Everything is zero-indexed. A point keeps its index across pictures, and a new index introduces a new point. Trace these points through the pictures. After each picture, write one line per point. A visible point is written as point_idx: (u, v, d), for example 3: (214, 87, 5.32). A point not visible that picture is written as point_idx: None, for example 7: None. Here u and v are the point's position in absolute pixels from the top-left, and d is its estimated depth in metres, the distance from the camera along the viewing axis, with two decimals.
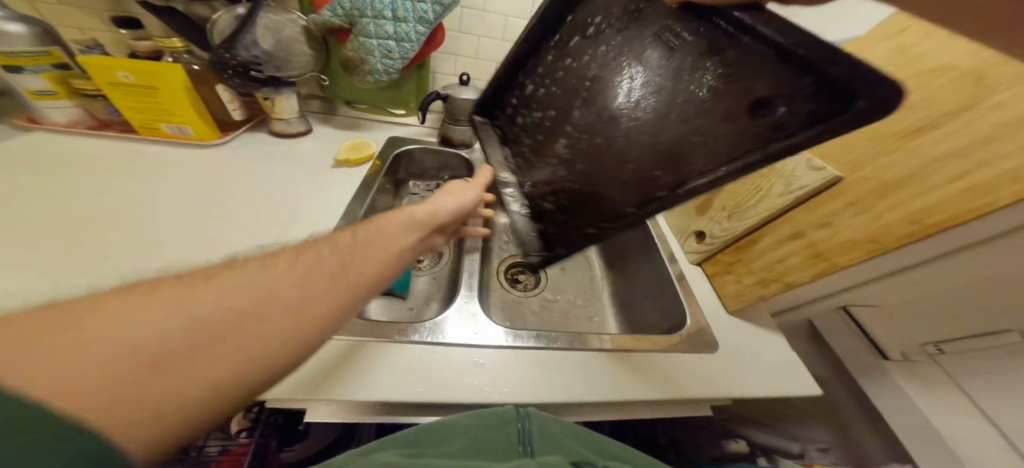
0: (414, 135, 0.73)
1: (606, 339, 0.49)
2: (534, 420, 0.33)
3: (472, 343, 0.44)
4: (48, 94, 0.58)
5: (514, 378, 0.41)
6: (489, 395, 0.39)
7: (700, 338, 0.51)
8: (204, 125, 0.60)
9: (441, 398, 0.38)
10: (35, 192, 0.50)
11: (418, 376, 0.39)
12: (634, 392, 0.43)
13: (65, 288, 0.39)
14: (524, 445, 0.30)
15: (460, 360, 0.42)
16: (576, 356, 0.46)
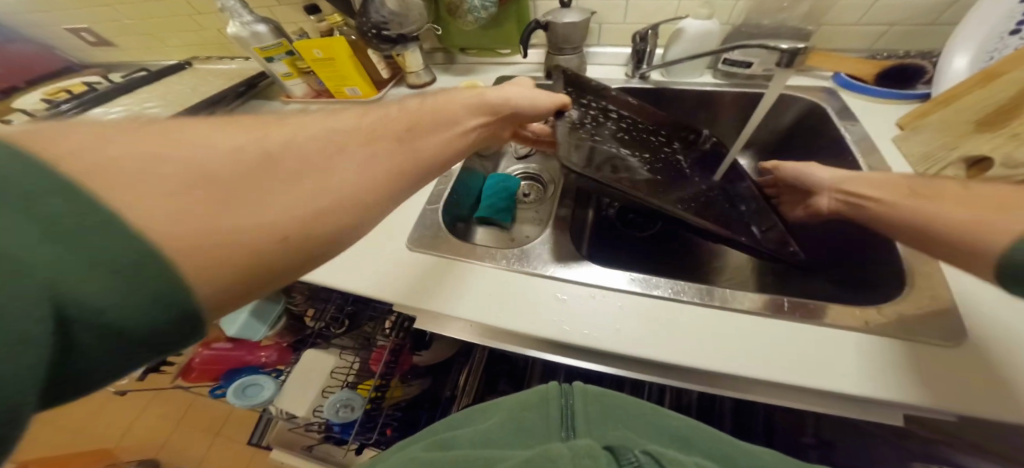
0: (518, 73, 0.72)
1: (751, 299, 0.41)
2: (578, 395, 0.35)
3: (594, 282, 0.44)
4: (288, 75, 0.85)
5: (632, 322, 0.41)
6: (606, 337, 0.40)
7: (933, 320, 0.37)
8: (366, 85, 0.76)
9: (562, 334, 0.40)
10: None
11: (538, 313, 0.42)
12: (784, 373, 0.36)
13: None
14: (564, 427, 0.32)
15: (563, 294, 0.44)
16: (720, 315, 0.40)
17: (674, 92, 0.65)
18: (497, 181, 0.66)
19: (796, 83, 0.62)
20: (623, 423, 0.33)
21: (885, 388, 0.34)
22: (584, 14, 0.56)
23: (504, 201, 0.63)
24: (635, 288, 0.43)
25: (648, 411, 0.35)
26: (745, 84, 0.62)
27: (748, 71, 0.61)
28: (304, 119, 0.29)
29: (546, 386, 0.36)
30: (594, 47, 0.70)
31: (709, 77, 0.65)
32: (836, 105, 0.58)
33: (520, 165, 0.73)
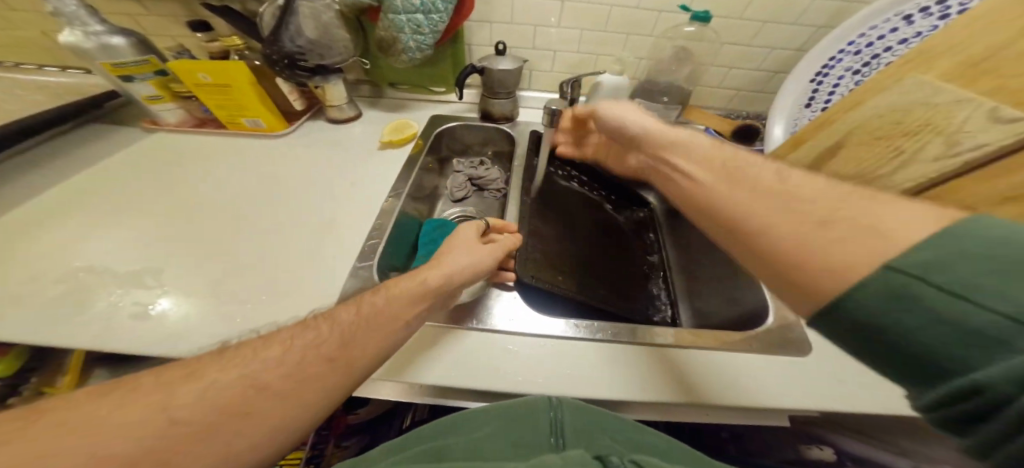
0: (453, 112, 0.72)
1: (665, 332, 0.42)
2: (566, 409, 0.34)
3: (523, 331, 0.42)
4: (158, 99, 0.69)
5: (568, 367, 0.39)
6: (535, 385, 0.38)
7: (786, 336, 0.42)
8: (272, 117, 0.66)
9: (480, 387, 0.37)
10: (157, 181, 0.61)
11: (479, 367, 0.39)
12: (695, 397, 0.37)
13: (180, 262, 0.48)
14: (556, 436, 0.31)
15: (496, 344, 0.41)
16: (637, 352, 0.41)
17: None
18: (435, 226, 0.62)
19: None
20: (608, 432, 0.32)
21: (765, 396, 0.37)
22: (518, 63, 0.59)
23: None
24: (569, 336, 0.42)
25: (596, 417, 0.34)
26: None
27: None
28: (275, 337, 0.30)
29: (534, 398, 0.35)
30: (525, 91, 0.74)
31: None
32: None
33: (457, 208, 0.70)
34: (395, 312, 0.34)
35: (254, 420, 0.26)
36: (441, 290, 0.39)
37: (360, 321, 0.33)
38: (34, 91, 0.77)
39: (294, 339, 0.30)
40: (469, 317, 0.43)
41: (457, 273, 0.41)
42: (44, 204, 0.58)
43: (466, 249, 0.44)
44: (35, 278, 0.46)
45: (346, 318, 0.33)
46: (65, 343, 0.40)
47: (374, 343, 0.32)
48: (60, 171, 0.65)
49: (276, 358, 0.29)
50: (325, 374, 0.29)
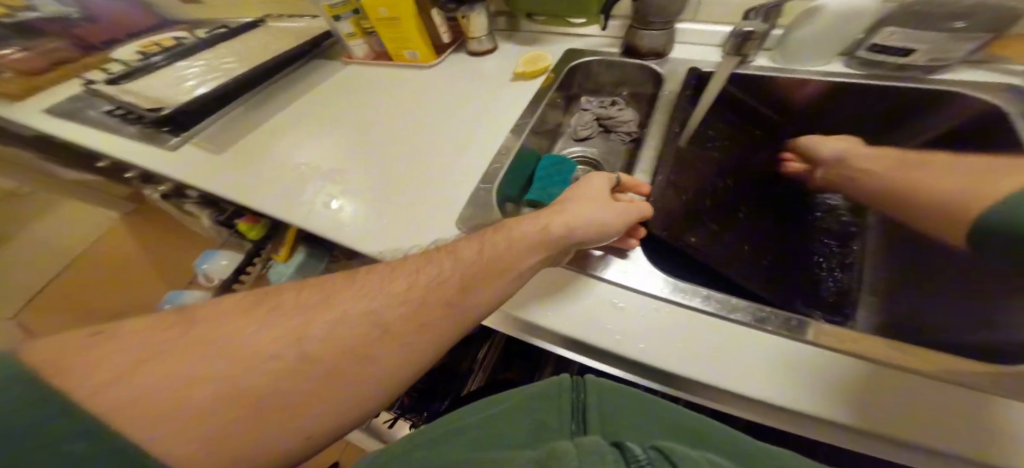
0: (590, 47, 0.65)
1: (814, 329, 0.32)
2: (591, 390, 0.33)
3: (625, 283, 0.39)
4: (352, 35, 0.84)
5: (677, 335, 0.34)
6: (638, 350, 0.34)
7: None
8: (425, 48, 0.73)
9: (580, 335, 0.36)
10: (348, 104, 0.77)
11: (579, 316, 0.37)
12: (868, 422, 0.27)
13: (356, 166, 0.61)
14: (575, 419, 0.30)
15: (601, 297, 0.38)
16: (771, 344, 0.32)
17: (786, 81, 0.56)
18: (554, 163, 0.61)
19: (949, 77, 0.49)
20: (641, 419, 0.29)
21: (1010, 455, 0.24)
22: None
23: (559, 186, 0.57)
24: (674, 298, 0.36)
25: (679, 415, 0.30)
26: (885, 77, 0.51)
27: (901, 60, 0.49)
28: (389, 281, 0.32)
29: (561, 377, 0.36)
30: (684, 23, 0.61)
31: (840, 65, 0.55)
32: (1020, 109, 0.44)
33: (578, 147, 0.67)
34: (516, 265, 0.34)
35: (380, 357, 0.28)
36: (558, 243, 0.37)
37: (481, 261, 0.34)
38: (283, 34, 1.05)
39: (420, 276, 0.33)
40: (582, 265, 0.41)
41: (581, 234, 0.37)
42: (284, 115, 0.81)
43: (600, 204, 0.40)
44: (279, 166, 0.66)
45: (469, 256, 0.34)
46: (286, 215, 0.56)
47: (485, 296, 0.33)
48: (296, 94, 0.88)
49: (398, 293, 0.31)
50: (437, 321, 0.31)
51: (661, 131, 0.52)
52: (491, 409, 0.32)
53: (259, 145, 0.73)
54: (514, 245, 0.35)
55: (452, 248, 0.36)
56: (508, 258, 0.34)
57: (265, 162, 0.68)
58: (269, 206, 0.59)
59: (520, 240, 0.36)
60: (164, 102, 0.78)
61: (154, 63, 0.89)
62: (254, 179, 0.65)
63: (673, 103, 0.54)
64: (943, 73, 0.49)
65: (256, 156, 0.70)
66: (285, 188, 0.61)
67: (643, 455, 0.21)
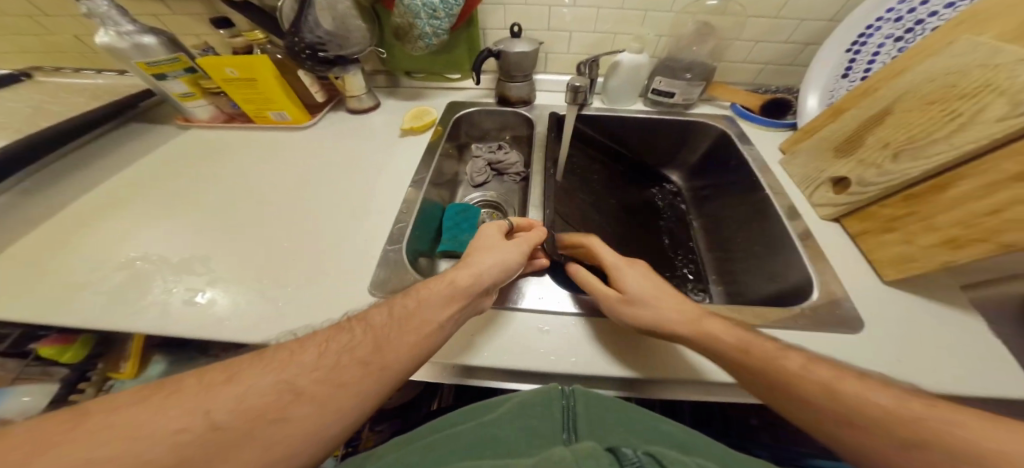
0: (471, 99, 0.71)
1: None
2: (580, 397, 0.36)
3: (547, 309, 0.44)
4: (190, 95, 0.72)
5: (593, 342, 0.41)
6: (567, 364, 0.39)
7: (832, 312, 0.41)
8: (295, 109, 0.68)
9: (519, 366, 0.39)
10: (196, 179, 0.65)
11: (513, 349, 0.40)
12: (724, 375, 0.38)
13: (225, 251, 0.52)
14: (566, 429, 0.32)
15: (527, 324, 0.43)
16: (660, 330, 0.42)
17: (614, 118, 0.71)
18: (458, 211, 0.64)
19: (697, 111, 0.71)
20: (620, 424, 0.34)
21: None
22: (534, 45, 0.58)
23: (468, 233, 0.61)
24: (587, 312, 0.43)
25: (628, 408, 0.37)
26: (670, 112, 0.71)
27: (670, 101, 0.69)
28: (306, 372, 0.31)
29: (549, 387, 0.37)
30: (541, 74, 0.73)
31: (640, 105, 0.73)
32: (735, 130, 0.67)
33: (478, 193, 0.72)
34: (431, 316, 0.36)
35: (293, 427, 0.27)
36: (472, 290, 0.39)
37: (396, 323, 0.35)
38: (73, 93, 0.81)
39: (330, 342, 0.32)
40: (498, 300, 0.44)
41: (487, 274, 0.41)
42: (96, 197, 0.63)
43: (502, 247, 0.44)
44: (102, 266, 0.51)
45: (379, 320, 0.35)
46: (129, 326, 0.44)
47: (405, 344, 0.33)
48: (109, 167, 0.69)
49: (314, 363, 0.30)
50: (359, 379, 0.31)
51: (541, 171, 0.60)
52: (456, 428, 0.34)
53: (57, 243, 0.55)
54: (432, 303, 0.37)
55: (366, 314, 0.36)
56: (421, 323, 0.35)
57: (77, 264, 0.52)
58: (93, 323, 0.45)
59: (434, 297, 0.37)
60: None
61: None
62: (59, 290, 0.48)
63: (549, 144, 0.63)
64: (690, 109, 0.72)
65: (57, 261, 0.52)
66: (118, 294, 0.47)
67: (635, 457, 0.26)
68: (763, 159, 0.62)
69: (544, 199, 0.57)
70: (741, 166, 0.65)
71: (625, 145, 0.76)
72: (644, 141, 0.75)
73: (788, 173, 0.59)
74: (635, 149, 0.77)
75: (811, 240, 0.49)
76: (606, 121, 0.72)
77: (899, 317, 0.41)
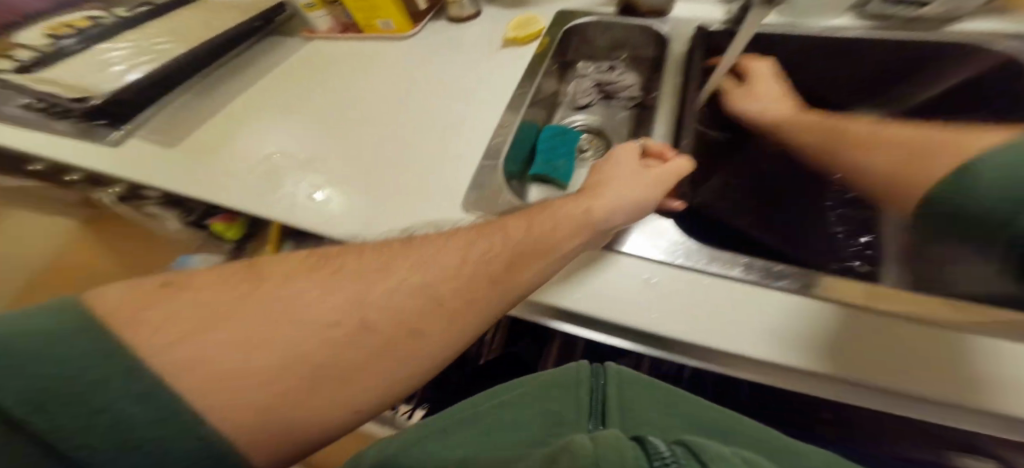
0: (586, 6, 0.61)
1: (844, 288, 0.33)
2: (610, 385, 0.34)
3: (656, 258, 0.38)
4: (313, 6, 0.75)
5: (707, 305, 0.35)
6: (674, 327, 0.34)
7: None
8: (399, 17, 0.67)
9: (619, 315, 0.35)
10: (317, 85, 0.70)
11: (611, 296, 0.36)
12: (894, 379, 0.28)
13: (336, 156, 0.56)
14: (593, 416, 0.30)
15: (629, 272, 0.38)
16: (800, 307, 0.33)
17: (798, 39, 0.55)
18: (555, 134, 0.58)
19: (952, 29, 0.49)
20: (656, 415, 0.30)
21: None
22: None
23: (563, 158, 0.56)
24: (715, 269, 0.36)
25: (702, 412, 0.31)
26: (908, 28, 0.51)
27: (916, 13, 0.50)
28: (401, 266, 0.31)
29: (577, 366, 0.37)
30: None
31: (851, 20, 0.54)
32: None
33: (579, 115, 0.65)
34: (553, 246, 0.34)
35: (423, 341, 0.28)
36: (601, 227, 0.36)
37: (528, 241, 0.33)
38: (227, 9, 0.91)
39: (470, 250, 0.33)
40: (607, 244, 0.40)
41: (621, 212, 0.36)
42: (245, 99, 0.72)
43: (629, 185, 0.38)
44: (247, 158, 0.60)
45: (517, 233, 0.34)
46: (266, 213, 0.51)
47: (530, 276, 0.33)
48: (250, 77, 0.78)
49: (455, 267, 0.31)
50: (486, 300, 0.31)
51: (674, 94, 0.50)
52: (505, 397, 0.35)
53: (220, 139, 0.65)
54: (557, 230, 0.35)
55: (504, 223, 0.36)
56: (537, 252, 0.33)
57: (233, 154, 0.61)
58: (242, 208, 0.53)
59: (539, 230, 0.34)
60: (95, 89, 0.65)
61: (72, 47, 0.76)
62: (221, 179, 0.58)
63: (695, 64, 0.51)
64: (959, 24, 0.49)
65: (221, 150, 0.63)
66: (261, 185, 0.55)
67: (667, 450, 0.15)
68: None
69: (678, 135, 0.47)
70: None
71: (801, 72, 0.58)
72: (834, 67, 0.56)
73: None
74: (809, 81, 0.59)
75: None
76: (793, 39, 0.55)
77: None
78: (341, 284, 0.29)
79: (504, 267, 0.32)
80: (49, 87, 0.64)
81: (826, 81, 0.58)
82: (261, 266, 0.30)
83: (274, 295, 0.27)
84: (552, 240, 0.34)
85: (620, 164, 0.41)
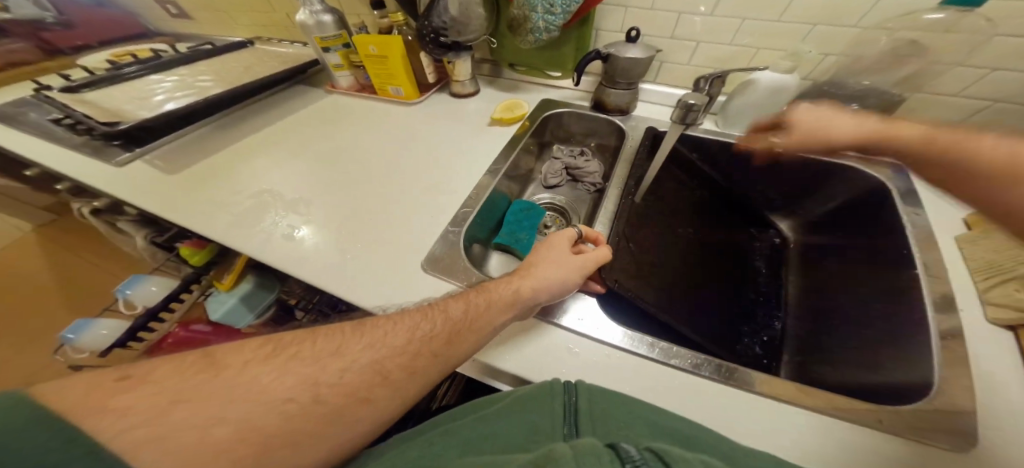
0: (564, 98, 0.70)
1: (752, 376, 0.34)
2: (581, 393, 0.30)
3: (587, 335, 0.38)
4: (339, 67, 0.86)
5: (624, 381, 0.35)
6: None
7: (959, 443, 0.29)
8: (410, 86, 0.76)
9: (527, 375, 0.36)
10: (322, 133, 0.77)
11: (538, 361, 0.37)
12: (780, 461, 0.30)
13: (323, 200, 0.60)
14: (568, 422, 0.27)
15: (555, 344, 0.38)
16: (713, 391, 0.34)
17: (722, 144, 0.62)
18: (522, 208, 0.62)
19: (848, 151, 0.56)
20: (628, 422, 0.27)
21: None
22: (650, 53, 0.53)
23: (525, 231, 0.59)
24: (623, 346, 0.37)
25: (661, 415, 0.28)
26: None
27: None
28: (345, 337, 0.33)
29: (547, 382, 0.32)
30: (648, 83, 0.68)
31: None
32: (903, 186, 0.50)
33: (547, 194, 0.70)
34: (488, 319, 0.35)
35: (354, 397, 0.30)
36: (529, 303, 0.37)
37: (466, 322, 0.35)
38: (270, 57, 1.04)
39: (417, 330, 0.34)
40: (542, 312, 0.41)
41: (546, 289, 0.39)
42: (260, 137, 0.80)
43: (559, 263, 0.41)
44: (238, 193, 0.64)
45: (456, 314, 0.35)
46: (240, 246, 0.53)
47: (471, 343, 0.34)
48: (268, 119, 0.86)
49: (400, 347, 0.33)
50: (427, 367, 0.33)
51: (620, 185, 0.55)
52: (458, 421, 0.31)
53: (218, 170, 0.70)
54: (496, 300, 0.36)
55: (446, 302, 0.37)
56: (483, 316, 0.35)
57: (229, 182, 0.67)
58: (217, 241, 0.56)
59: (461, 320, 0.35)
60: (122, 115, 0.72)
61: (126, 73, 0.85)
62: (204, 206, 0.61)
63: (641, 159, 0.57)
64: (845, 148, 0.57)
65: (215, 180, 0.67)
66: (241, 218, 0.58)
67: (639, 454, 0.19)
68: (930, 227, 0.45)
69: (610, 222, 0.51)
70: (890, 231, 0.49)
71: (729, 177, 0.66)
72: (758, 174, 0.63)
73: (963, 253, 0.42)
74: (740, 185, 0.66)
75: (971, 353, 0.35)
76: (712, 145, 0.63)
77: None
78: (296, 365, 0.30)
79: (446, 331, 0.34)
80: (80, 108, 0.71)
81: (751, 187, 0.66)
82: (221, 356, 0.29)
83: (212, 381, 0.27)
84: (485, 316, 0.35)
85: (556, 250, 0.43)
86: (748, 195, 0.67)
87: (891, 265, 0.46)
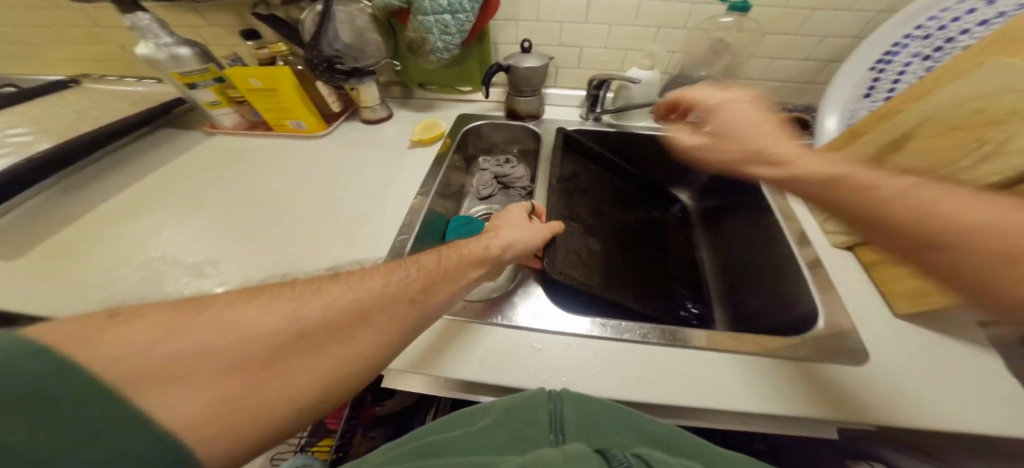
0: (479, 111, 0.73)
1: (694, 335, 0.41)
2: (568, 400, 0.33)
3: (546, 329, 0.42)
4: (216, 104, 0.75)
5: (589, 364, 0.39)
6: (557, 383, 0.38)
7: (836, 345, 0.39)
8: (312, 118, 0.70)
9: (502, 381, 0.38)
10: (215, 184, 0.67)
11: (508, 365, 0.39)
12: (725, 401, 0.36)
13: (234, 255, 0.53)
14: (554, 429, 0.30)
15: (520, 342, 0.41)
16: (665, 354, 0.40)
17: (623, 135, 0.71)
18: (462, 224, 0.64)
19: None
20: (608, 424, 0.31)
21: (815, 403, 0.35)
22: (543, 60, 0.58)
23: None
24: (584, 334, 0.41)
25: (641, 419, 0.32)
26: None
27: None
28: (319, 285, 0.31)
29: (532, 392, 0.34)
30: (551, 88, 0.74)
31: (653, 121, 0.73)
32: None
33: (483, 205, 0.72)
34: (459, 273, 0.37)
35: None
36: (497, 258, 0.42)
37: (439, 270, 0.36)
38: (114, 100, 0.85)
39: (391, 274, 0.33)
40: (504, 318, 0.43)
41: (510, 246, 0.43)
42: (125, 199, 0.66)
43: (518, 227, 0.46)
44: (118, 266, 0.53)
45: (430, 263, 0.37)
46: None
47: (445, 293, 0.35)
48: (130, 176, 0.71)
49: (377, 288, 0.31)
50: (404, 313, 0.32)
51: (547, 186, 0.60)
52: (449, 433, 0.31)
53: (75, 248, 0.56)
54: (460, 262, 0.38)
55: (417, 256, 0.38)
56: (454, 271, 0.37)
57: (95, 261, 0.54)
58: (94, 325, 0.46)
59: (437, 263, 0.37)
60: None
61: None
62: (64, 294, 0.49)
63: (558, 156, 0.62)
64: None
65: (75, 261, 0.54)
66: (131, 296, 0.49)
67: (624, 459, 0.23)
68: None
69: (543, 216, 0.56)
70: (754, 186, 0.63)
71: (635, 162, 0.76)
72: (655, 157, 0.75)
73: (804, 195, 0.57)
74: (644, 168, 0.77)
75: (820, 268, 0.48)
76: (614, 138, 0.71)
77: (931, 356, 0.38)
78: None
79: (421, 279, 0.34)
80: None
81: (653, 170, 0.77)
82: None
83: None
84: (453, 265, 0.37)
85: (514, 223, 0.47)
86: (653, 177, 0.78)
87: (766, 214, 0.59)
